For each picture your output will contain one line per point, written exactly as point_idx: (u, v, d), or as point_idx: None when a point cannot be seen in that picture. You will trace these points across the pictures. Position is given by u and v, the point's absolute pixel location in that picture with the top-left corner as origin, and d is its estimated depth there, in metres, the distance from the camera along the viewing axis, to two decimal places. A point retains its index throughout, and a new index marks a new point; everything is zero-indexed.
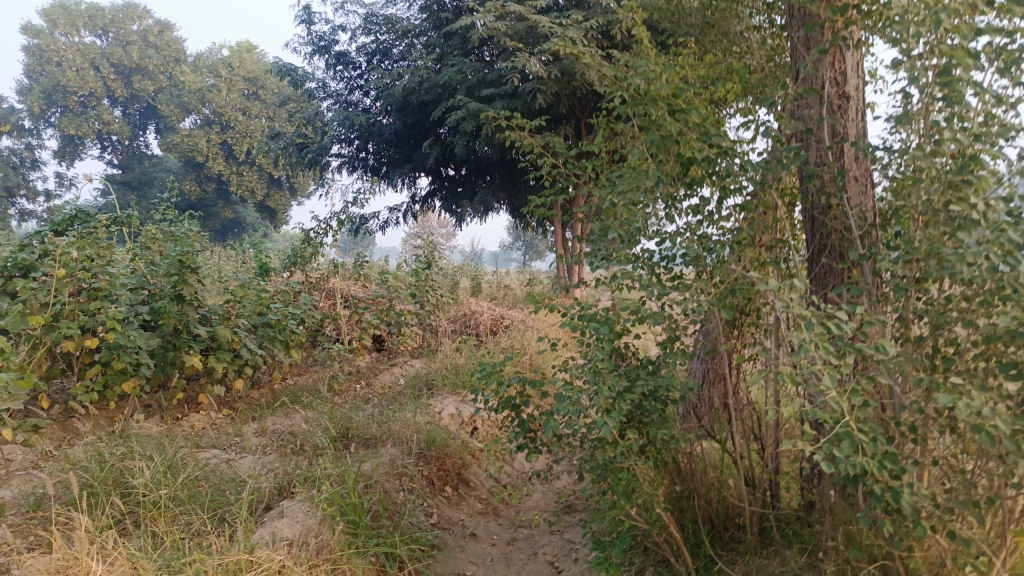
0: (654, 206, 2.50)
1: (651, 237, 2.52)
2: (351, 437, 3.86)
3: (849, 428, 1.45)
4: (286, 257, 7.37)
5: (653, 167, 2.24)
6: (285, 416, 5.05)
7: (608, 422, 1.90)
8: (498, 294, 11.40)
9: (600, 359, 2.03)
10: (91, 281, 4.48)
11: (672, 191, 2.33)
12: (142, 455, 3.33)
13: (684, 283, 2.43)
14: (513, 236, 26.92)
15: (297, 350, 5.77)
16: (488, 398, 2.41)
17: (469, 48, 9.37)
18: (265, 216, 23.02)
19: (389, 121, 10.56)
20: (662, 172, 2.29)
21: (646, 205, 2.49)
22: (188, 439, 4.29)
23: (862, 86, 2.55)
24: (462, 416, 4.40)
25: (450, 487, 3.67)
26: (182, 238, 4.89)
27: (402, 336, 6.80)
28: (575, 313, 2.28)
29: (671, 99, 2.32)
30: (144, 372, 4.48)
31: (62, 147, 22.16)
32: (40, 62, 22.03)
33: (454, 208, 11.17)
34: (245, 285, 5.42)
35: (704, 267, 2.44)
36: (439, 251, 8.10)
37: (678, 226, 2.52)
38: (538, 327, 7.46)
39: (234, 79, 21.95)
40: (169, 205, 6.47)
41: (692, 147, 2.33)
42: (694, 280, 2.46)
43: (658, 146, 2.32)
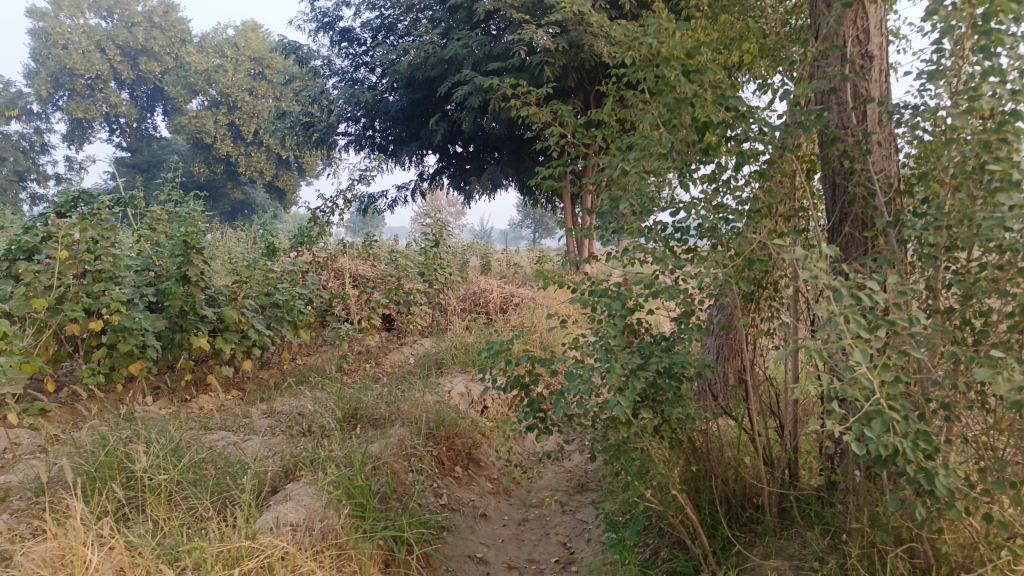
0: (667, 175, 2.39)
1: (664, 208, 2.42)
2: (359, 418, 3.81)
3: (878, 406, 1.35)
4: (293, 237, 7.30)
5: (667, 134, 2.13)
6: (294, 396, 5.01)
7: (621, 402, 1.81)
8: (507, 272, 11.30)
9: (612, 335, 1.93)
10: (95, 263, 4.43)
11: (686, 160, 2.22)
12: (148, 438, 3.29)
13: (700, 256, 2.33)
14: (523, 214, 26.79)
15: (306, 331, 5.72)
16: (496, 378, 2.33)
17: (475, 21, 9.20)
18: (274, 196, 22.98)
19: (395, 98, 10.42)
20: (677, 139, 2.17)
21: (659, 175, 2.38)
22: (196, 422, 4.25)
23: (886, 45, 2.42)
24: (471, 395, 4.34)
25: (460, 468, 3.61)
26: (186, 219, 4.82)
27: (411, 315, 6.74)
28: (585, 290, 2.19)
29: (685, 59, 2.20)
30: (150, 354, 4.44)
31: (70, 131, 22.14)
32: (47, 45, 21.95)
33: (462, 185, 11.05)
34: (251, 265, 5.36)
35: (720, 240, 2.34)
36: (448, 229, 8.01)
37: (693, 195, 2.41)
38: (548, 304, 7.38)
39: (240, 59, 21.78)
40: (174, 186, 6.40)
41: (707, 112, 2.22)
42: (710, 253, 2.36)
43: (672, 110, 2.21)
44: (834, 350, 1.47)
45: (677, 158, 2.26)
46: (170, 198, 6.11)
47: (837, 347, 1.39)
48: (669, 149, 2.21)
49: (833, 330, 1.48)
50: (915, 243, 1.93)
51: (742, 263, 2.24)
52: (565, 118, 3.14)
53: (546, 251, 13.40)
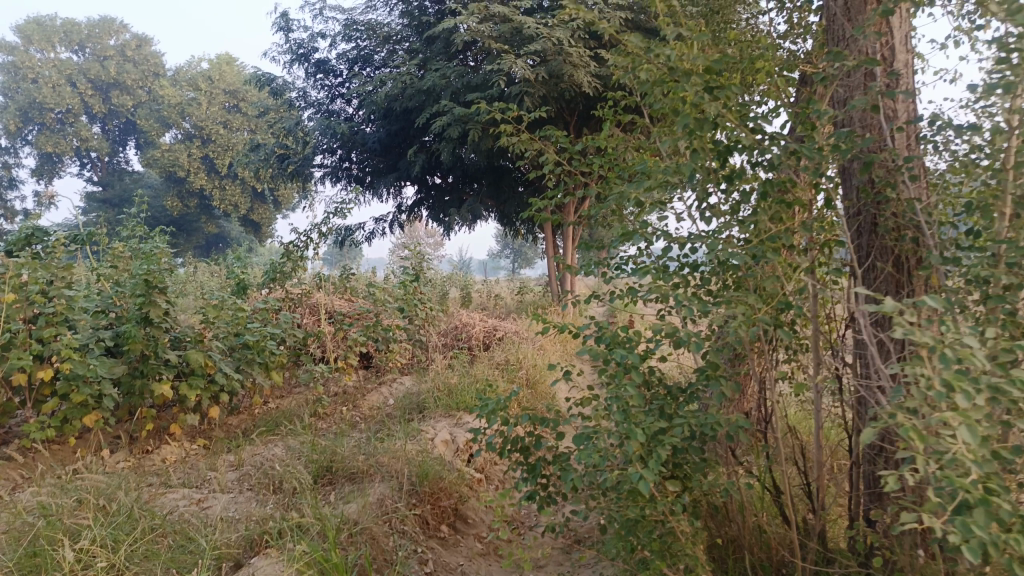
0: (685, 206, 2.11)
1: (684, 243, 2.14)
2: (336, 471, 3.55)
3: (983, 490, 1.09)
4: (266, 272, 6.97)
5: (690, 164, 1.84)
6: (264, 446, 4.67)
7: (646, 476, 1.51)
8: (488, 305, 11.01)
9: (631, 394, 1.64)
10: (47, 305, 4.07)
11: (707, 193, 1.95)
12: (98, 504, 2.94)
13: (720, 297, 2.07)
14: (502, 244, 26.66)
15: (278, 373, 5.39)
16: (491, 437, 2.04)
17: (453, 51, 9.02)
18: (249, 230, 22.59)
19: (372, 130, 10.21)
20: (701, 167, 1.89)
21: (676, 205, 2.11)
22: (155, 480, 3.90)
23: (911, 63, 2.22)
24: (457, 442, 4.03)
25: (447, 527, 3.30)
26: (149, 256, 4.50)
27: (390, 353, 6.41)
28: (593, 339, 1.92)
29: (705, 74, 1.94)
30: (107, 405, 4.06)
31: (40, 165, 21.71)
32: (15, 80, 21.57)
33: (441, 217, 10.81)
34: (219, 305, 5.03)
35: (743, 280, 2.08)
36: (428, 262, 7.72)
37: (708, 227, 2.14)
38: (533, 339, 7.10)
39: (215, 92, 21.52)
40: (139, 221, 6.07)
41: (725, 135, 1.97)
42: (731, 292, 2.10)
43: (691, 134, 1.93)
44: (919, 419, 1.21)
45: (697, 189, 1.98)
46: (135, 234, 5.78)
47: (932, 419, 1.13)
48: (689, 178, 1.93)
49: (916, 395, 1.23)
50: (972, 282, 1.69)
51: (771, 310, 1.99)
52: (559, 144, 2.85)
53: (527, 283, 13.15)
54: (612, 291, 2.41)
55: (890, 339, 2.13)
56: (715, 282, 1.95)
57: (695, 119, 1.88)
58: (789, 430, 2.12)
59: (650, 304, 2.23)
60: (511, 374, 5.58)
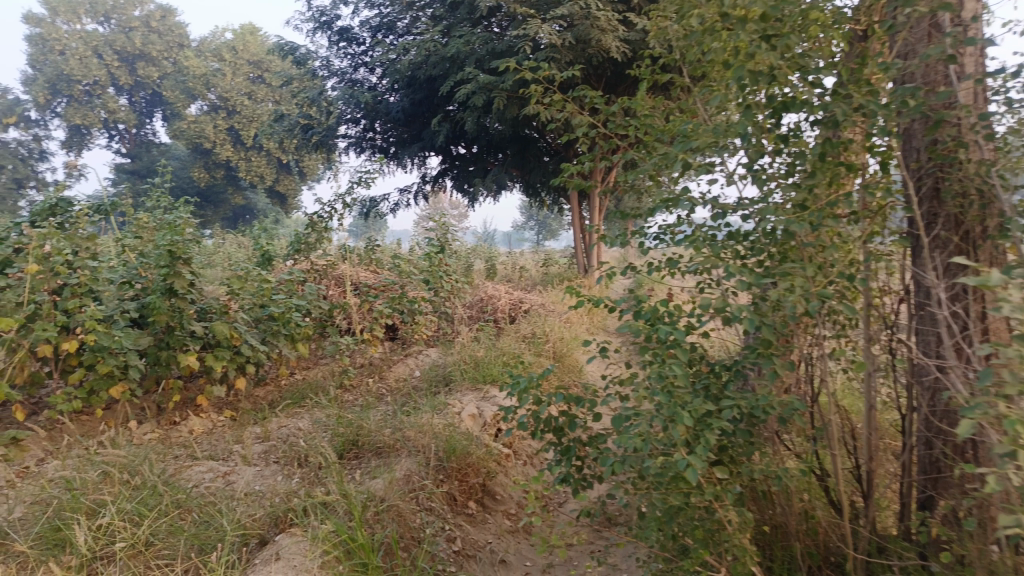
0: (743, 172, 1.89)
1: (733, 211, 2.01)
2: (363, 446, 3.52)
3: None
4: (290, 244, 6.90)
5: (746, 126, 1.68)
6: (290, 418, 4.64)
7: (694, 464, 1.40)
8: (513, 277, 10.91)
9: (676, 373, 1.53)
10: (71, 276, 4.04)
11: (759, 157, 1.80)
12: (123, 478, 2.91)
13: (770, 268, 1.94)
14: (527, 216, 26.46)
15: (303, 344, 5.35)
16: (524, 417, 1.95)
17: (478, 17, 8.80)
18: (275, 201, 22.68)
19: (396, 99, 10.07)
20: (758, 128, 1.72)
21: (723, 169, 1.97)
22: (182, 453, 3.88)
23: (983, 12, 2.03)
24: (484, 417, 3.97)
25: (475, 503, 3.24)
26: (172, 226, 4.43)
27: (416, 325, 6.34)
28: (632, 314, 1.81)
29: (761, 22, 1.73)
30: (133, 376, 4.05)
31: (69, 138, 21.93)
32: (43, 52, 21.66)
33: (466, 187, 10.67)
34: (243, 276, 4.98)
35: (793, 250, 1.95)
36: (453, 233, 7.61)
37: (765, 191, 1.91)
38: (560, 312, 6.99)
39: (239, 62, 21.42)
40: (162, 191, 6.03)
41: (779, 89, 1.80)
42: (781, 264, 1.96)
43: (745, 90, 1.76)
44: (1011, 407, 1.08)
45: (750, 153, 1.82)
46: (159, 205, 5.74)
47: None
48: (742, 141, 1.77)
49: None
50: None
51: (825, 284, 1.86)
52: (593, 106, 2.68)
53: (551, 254, 13.00)
54: (649, 263, 2.28)
55: (951, 312, 1.99)
56: (764, 254, 1.83)
57: (747, 73, 1.73)
58: (843, 406, 1.99)
59: (690, 276, 2.11)
60: (538, 347, 5.49)
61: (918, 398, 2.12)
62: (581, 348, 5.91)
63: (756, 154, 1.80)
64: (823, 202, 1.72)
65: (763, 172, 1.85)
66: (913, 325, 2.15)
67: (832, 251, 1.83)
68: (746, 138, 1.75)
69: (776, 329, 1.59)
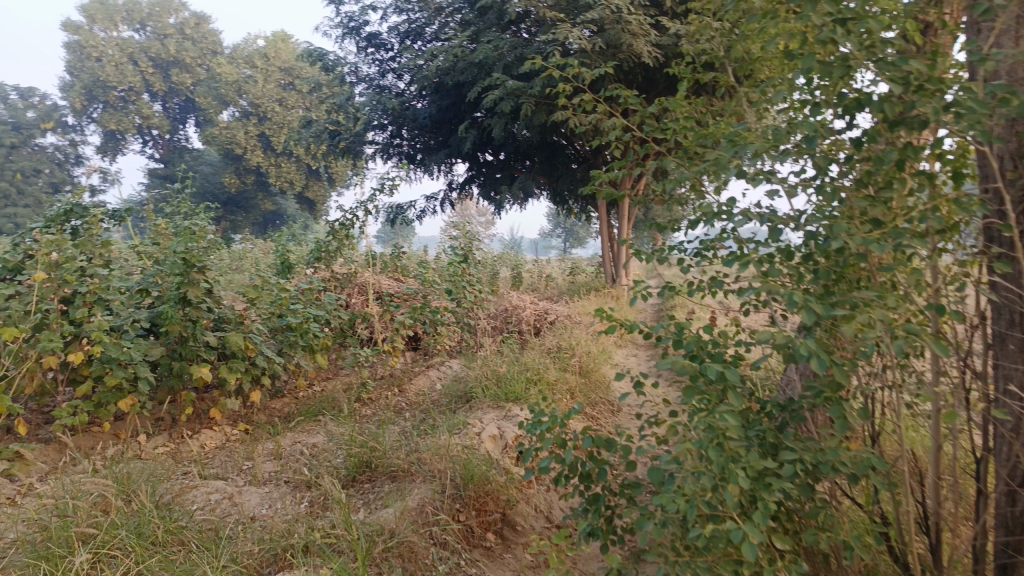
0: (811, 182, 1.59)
1: (792, 227, 1.76)
2: (377, 470, 3.34)
3: None
4: (312, 252, 6.76)
5: (809, 131, 1.42)
6: (305, 433, 4.47)
7: (751, 535, 1.15)
8: (539, 287, 10.70)
9: (728, 421, 1.28)
10: (81, 285, 3.91)
11: (825, 166, 1.55)
12: (119, 503, 2.74)
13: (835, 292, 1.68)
14: (554, 224, 26.29)
15: (322, 355, 5.19)
16: (546, 457, 1.73)
17: (507, 22, 8.62)
18: (304, 207, 22.78)
19: (423, 105, 9.94)
20: (825, 133, 1.46)
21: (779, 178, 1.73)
22: (191, 470, 3.72)
23: None
24: (505, 438, 3.76)
25: (494, 534, 3.00)
26: (187, 234, 4.29)
27: (438, 335, 6.13)
28: (674, 344, 1.58)
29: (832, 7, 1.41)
30: (142, 388, 3.90)
31: (104, 143, 22.32)
32: (80, 59, 22.03)
33: (492, 195, 10.48)
34: (260, 286, 4.83)
35: (859, 274, 1.70)
36: (478, 242, 7.42)
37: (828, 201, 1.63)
38: (587, 324, 6.77)
39: (270, 70, 21.55)
40: (183, 197, 5.92)
41: (850, 87, 1.54)
42: (844, 287, 1.70)
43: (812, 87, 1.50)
44: None
45: (814, 162, 1.56)
46: (178, 211, 5.63)
47: None
48: (806, 147, 1.50)
49: None
50: None
51: (900, 313, 1.61)
52: (628, 107, 2.44)
53: (578, 261, 12.77)
54: (690, 282, 2.05)
55: None
56: (830, 276, 1.57)
57: (813, 69, 1.49)
58: (917, 453, 1.72)
59: (742, 301, 1.87)
60: (564, 361, 5.30)
61: (1000, 441, 1.84)
62: (609, 363, 5.70)
63: (822, 162, 1.53)
64: (907, 219, 1.44)
65: (828, 182, 1.60)
66: (992, 357, 1.89)
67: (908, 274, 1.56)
68: (812, 143, 1.48)
69: (847, 373, 1.34)
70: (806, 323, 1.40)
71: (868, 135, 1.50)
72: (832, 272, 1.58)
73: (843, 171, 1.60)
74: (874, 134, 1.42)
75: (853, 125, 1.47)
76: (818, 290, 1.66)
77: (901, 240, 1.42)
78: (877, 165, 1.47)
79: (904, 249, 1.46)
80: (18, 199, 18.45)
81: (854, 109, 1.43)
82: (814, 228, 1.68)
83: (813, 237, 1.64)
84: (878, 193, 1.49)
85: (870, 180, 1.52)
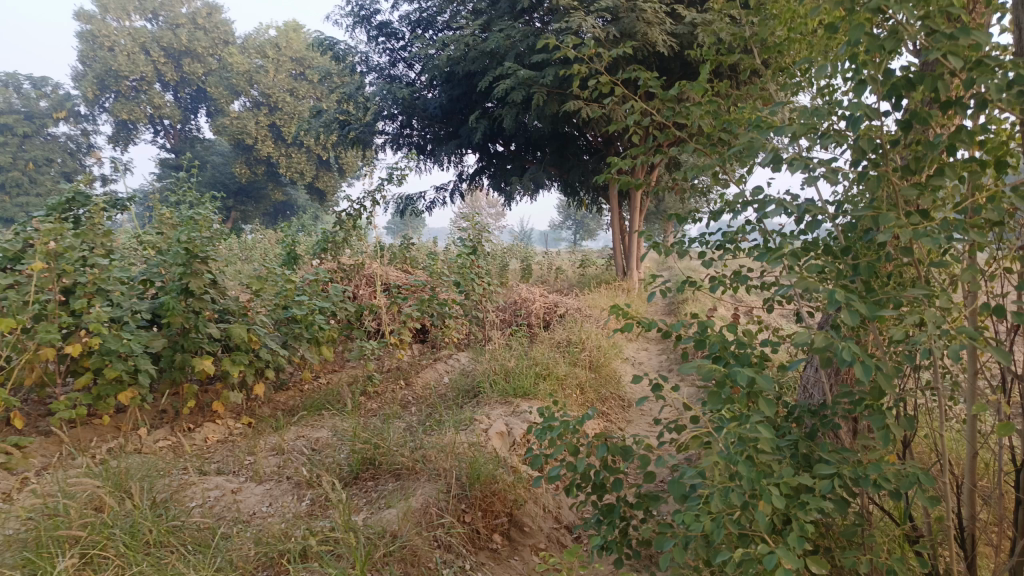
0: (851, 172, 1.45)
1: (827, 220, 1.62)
2: (381, 467, 3.24)
3: None
4: (318, 242, 6.65)
5: (855, 109, 1.26)
6: (309, 427, 4.37)
7: (786, 566, 1.03)
8: (549, 279, 10.59)
9: (759, 435, 1.15)
10: (80, 275, 3.82)
11: (868, 149, 1.40)
12: (113, 502, 2.65)
13: (872, 288, 1.54)
14: (565, 216, 26.17)
15: (327, 347, 5.08)
16: (558, 463, 1.61)
17: (519, 11, 8.47)
18: (314, 197, 22.72)
19: (433, 95, 9.81)
20: (872, 112, 1.30)
21: (812, 165, 1.59)
22: (191, 465, 3.64)
23: None
24: (513, 436, 3.66)
25: (500, 536, 2.89)
26: (190, 223, 4.19)
27: (446, 328, 6.02)
28: (697, 343, 1.46)
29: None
30: (142, 381, 3.81)
31: (116, 132, 22.31)
32: (93, 48, 21.99)
33: (503, 186, 10.34)
34: (264, 277, 4.73)
35: (896, 271, 1.56)
36: (488, 234, 7.30)
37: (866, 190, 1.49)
38: (597, 318, 6.65)
39: (282, 59, 21.43)
40: (189, 187, 5.82)
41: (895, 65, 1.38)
42: (881, 284, 1.57)
43: (853, 62, 1.35)
44: None
45: (854, 147, 1.43)
46: (183, 200, 5.53)
47: None
48: (851, 128, 1.35)
49: None
50: None
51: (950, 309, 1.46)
52: (647, 91, 2.31)
53: (589, 254, 12.65)
54: (711, 276, 1.92)
55: None
56: (873, 269, 1.42)
57: (856, 43, 1.35)
58: (963, 466, 1.59)
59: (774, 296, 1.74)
60: (573, 355, 5.20)
61: None
62: (620, 358, 5.60)
63: (867, 146, 1.38)
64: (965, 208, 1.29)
65: (872, 168, 1.45)
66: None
67: (964, 267, 1.40)
68: (858, 125, 1.33)
69: (894, 379, 1.21)
70: (850, 325, 1.26)
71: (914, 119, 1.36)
72: (874, 268, 1.45)
73: (888, 154, 1.45)
74: (925, 116, 1.26)
75: (901, 105, 1.32)
76: (855, 286, 1.52)
77: (951, 234, 1.29)
78: (930, 149, 1.31)
79: (956, 242, 1.32)
80: (31, 188, 18.47)
81: (903, 87, 1.28)
82: (852, 223, 1.54)
83: (853, 228, 1.50)
84: (933, 179, 1.33)
85: (920, 167, 1.37)
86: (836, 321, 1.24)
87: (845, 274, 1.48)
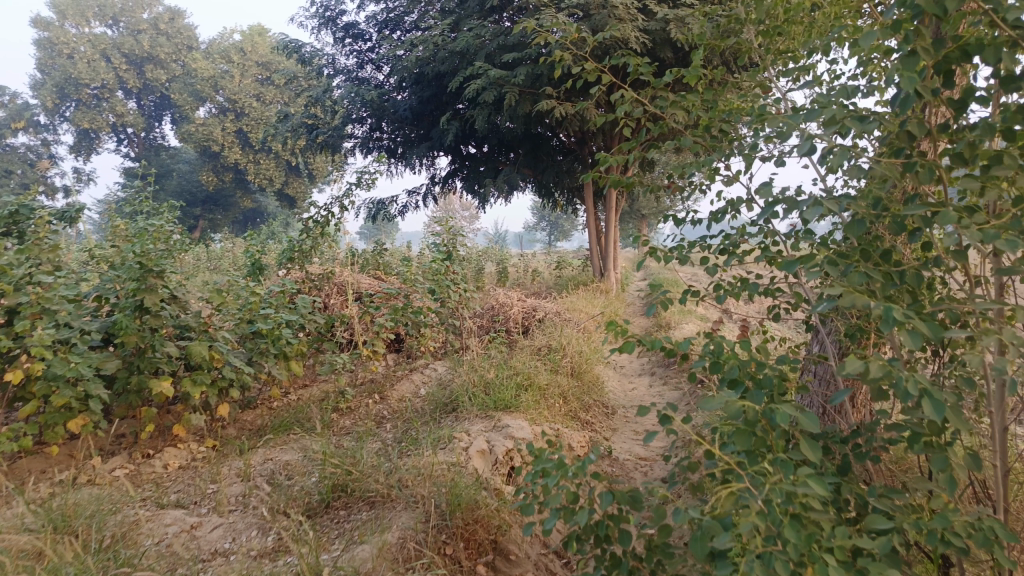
0: (897, 163, 1.27)
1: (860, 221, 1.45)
2: (354, 496, 3.01)
3: None
4: (284, 251, 6.33)
5: (915, 86, 1.09)
6: (278, 448, 4.10)
7: None
8: (526, 283, 10.41)
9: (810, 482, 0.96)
10: (22, 296, 3.52)
11: (915, 135, 1.23)
12: (53, 550, 2.37)
13: (915, 292, 1.37)
14: (539, 217, 26.05)
15: (297, 362, 4.81)
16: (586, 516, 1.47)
17: (488, 9, 8.27)
18: (285, 204, 22.28)
19: (403, 97, 9.57)
20: (924, 91, 1.13)
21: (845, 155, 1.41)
22: (149, 497, 3.36)
23: None
24: (495, 453, 3.45)
25: (484, 566, 2.66)
26: (143, 235, 3.91)
27: (422, 337, 5.79)
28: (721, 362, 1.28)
29: None
30: (92, 407, 3.53)
31: (77, 142, 21.66)
32: (51, 56, 21.32)
33: (476, 188, 10.10)
34: (226, 290, 4.45)
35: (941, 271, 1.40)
36: (463, 238, 7.05)
37: (909, 179, 1.31)
38: (577, 321, 6.46)
39: (247, 64, 21.00)
40: (145, 196, 5.50)
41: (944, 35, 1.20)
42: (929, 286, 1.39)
43: (895, 32, 1.18)
44: None
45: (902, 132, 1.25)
46: (140, 210, 5.22)
47: None
48: (902, 112, 1.16)
49: None
50: None
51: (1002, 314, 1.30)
52: (637, 79, 2.13)
53: (564, 254, 12.47)
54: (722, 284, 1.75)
55: None
56: (924, 276, 1.25)
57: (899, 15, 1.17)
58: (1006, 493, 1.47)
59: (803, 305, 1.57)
60: (554, 362, 5.00)
61: None
62: (602, 363, 5.41)
63: (919, 131, 1.20)
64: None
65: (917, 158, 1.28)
66: None
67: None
68: (911, 107, 1.14)
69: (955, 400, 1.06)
70: (914, 349, 1.03)
71: (972, 97, 1.18)
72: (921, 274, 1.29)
73: (930, 141, 1.28)
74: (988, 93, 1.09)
75: (953, 83, 1.16)
76: (899, 296, 1.35)
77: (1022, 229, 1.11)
78: (990, 131, 1.15)
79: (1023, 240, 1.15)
80: None
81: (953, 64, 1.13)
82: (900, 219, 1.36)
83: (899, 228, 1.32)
84: (995, 166, 1.18)
85: (974, 154, 1.20)
86: (903, 346, 1.03)
87: (890, 283, 1.30)
